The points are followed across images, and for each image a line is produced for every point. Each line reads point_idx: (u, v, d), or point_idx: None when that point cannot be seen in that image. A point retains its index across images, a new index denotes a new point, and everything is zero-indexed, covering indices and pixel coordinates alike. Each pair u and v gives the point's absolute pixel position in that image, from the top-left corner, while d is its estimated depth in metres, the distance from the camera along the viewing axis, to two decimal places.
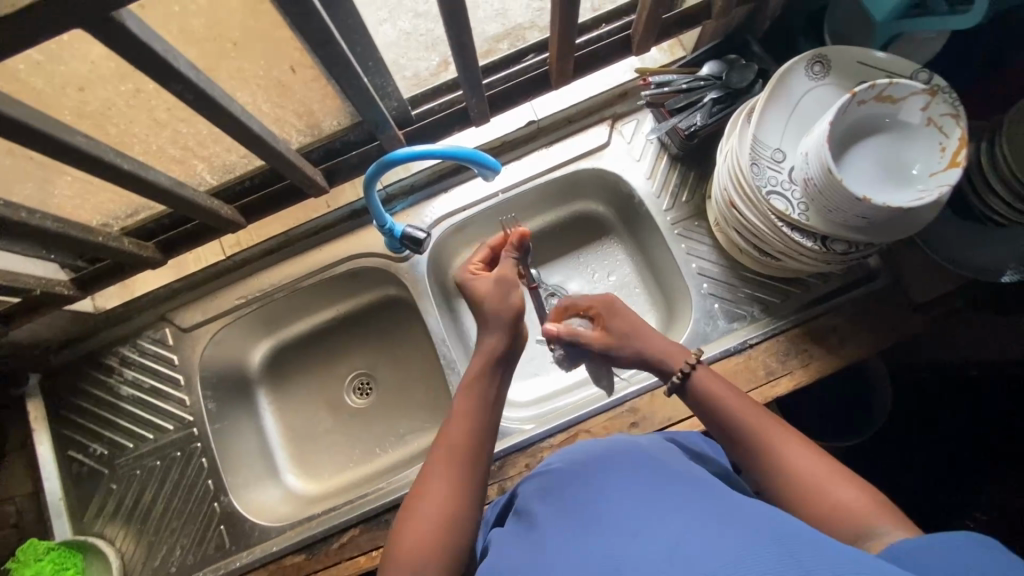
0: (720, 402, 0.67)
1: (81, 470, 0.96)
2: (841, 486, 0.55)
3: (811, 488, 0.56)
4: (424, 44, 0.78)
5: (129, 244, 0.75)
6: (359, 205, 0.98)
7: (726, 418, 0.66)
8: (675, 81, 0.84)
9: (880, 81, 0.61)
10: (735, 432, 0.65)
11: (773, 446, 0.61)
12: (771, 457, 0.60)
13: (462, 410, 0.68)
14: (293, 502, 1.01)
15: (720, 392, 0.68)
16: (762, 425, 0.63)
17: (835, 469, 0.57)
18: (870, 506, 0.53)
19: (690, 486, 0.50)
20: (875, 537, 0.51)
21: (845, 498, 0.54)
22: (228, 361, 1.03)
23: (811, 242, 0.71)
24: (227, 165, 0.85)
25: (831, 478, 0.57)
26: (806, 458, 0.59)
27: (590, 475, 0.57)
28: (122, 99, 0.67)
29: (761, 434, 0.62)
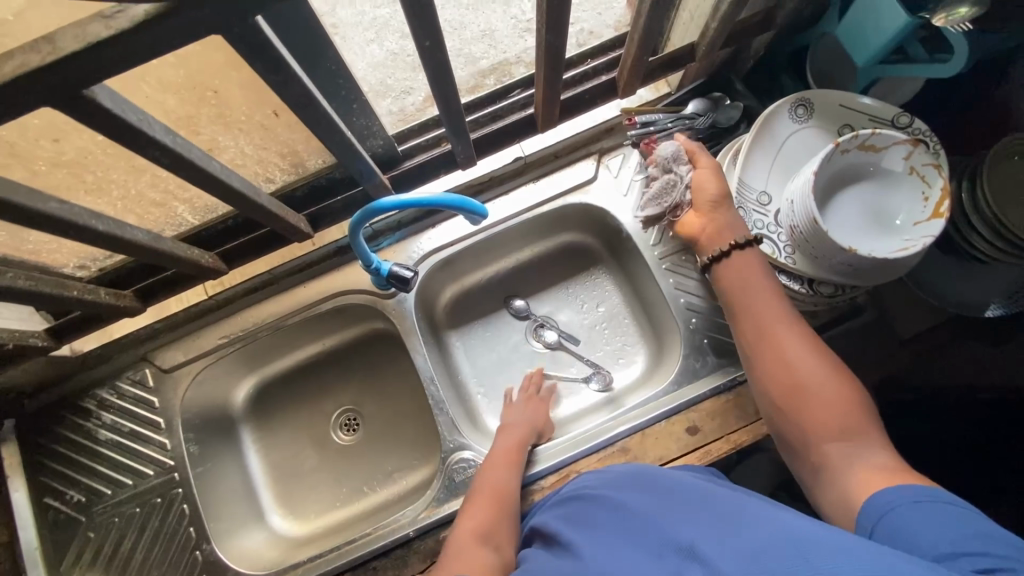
0: (739, 281, 0.67)
1: (58, 518, 0.93)
2: (837, 388, 0.58)
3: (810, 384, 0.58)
4: (411, 65, 0.83)
5: (106, 294, 0.72)
6: (345, 242, 0.97)
7: (745, 289, 0.67)
8: (660, 121, 0.85)
9: (862, 131, 0.62)
10: (754, 312, 0.65)
11: (787, 337, 0.62)
12: (781, 348, 0.62)
13: (512, 459, 0.85)
14: (278, 545, 0.99)
15: (749, 265, 0.68)
16: (772, 309, 0.64)
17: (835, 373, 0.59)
18: (858, 414, 0.56)
19: (691, 515, 0.49)
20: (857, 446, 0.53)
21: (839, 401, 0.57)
22: (211, 400, 1.01)
23: (798, 285, 0.71)
24: (209, 205, 0.81)
25: (821, 373, 0.58)
26: (801, 348, 0.61)
27: (601, 515, 0.56)
28: (99, 149, 0.66)
29: (779, 323, 0.63)
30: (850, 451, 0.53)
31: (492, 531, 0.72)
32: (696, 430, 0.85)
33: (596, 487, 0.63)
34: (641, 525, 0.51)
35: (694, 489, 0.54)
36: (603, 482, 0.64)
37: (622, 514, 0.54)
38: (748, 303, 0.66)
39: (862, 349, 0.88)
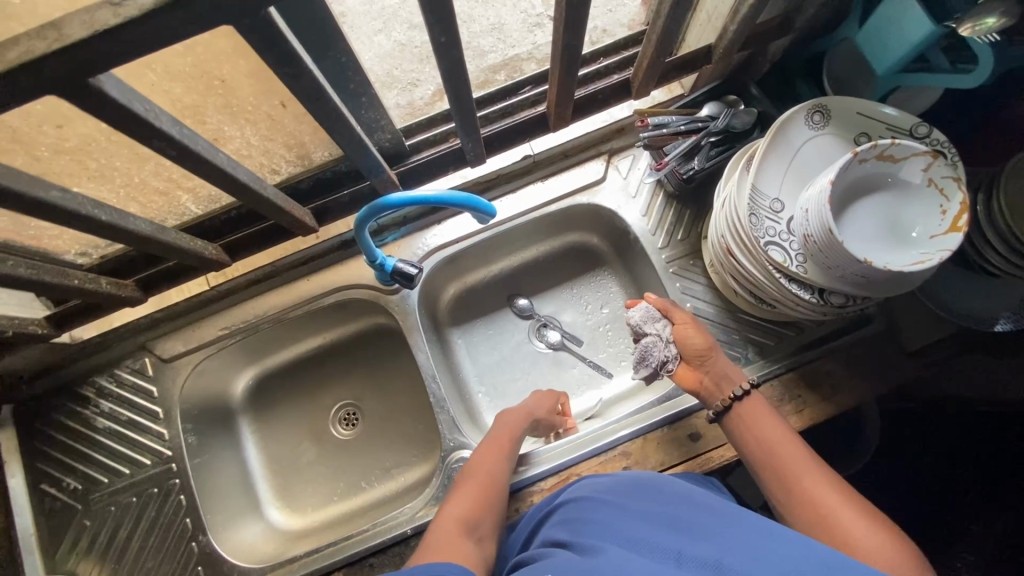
0: (760, 430, 0.68)
1: (54, 505, 0.92)
2: (877, 537, 0.54)
3: (845, 532, 0.56)
4: (417, 56, 0.89)
5: (107, 284, 0.71)
6: (349, 236, 0.96)
7: (763, 445, 0.67)
8: (673, 123, 0.82)
9: (881, 141, 0.60)
10: (776, 465, 0.64)
11: (809, 482, 0.61)
12: (807, 494, 0.60)
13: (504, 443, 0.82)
14: (274, 538, 0.99)
15: (762, 415, 0.70)
16: (798, 458, 0.63)
17: (872, 517, 0.56)
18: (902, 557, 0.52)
19: (696, 532, 0.49)
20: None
21: (877, 545, 0.53)
22: (210, 391, 1.00)
23: (808, 294, 0.70)
24: (212, 195, 0.79)
25: (858, 518, 0.56)
26: (834, 496, 0.59)
27: (602, 519, 0.55)
28: (103, 136, 0.65)
29: (799, 468, 0.62)
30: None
31: (475, 521, 0.70)
32: (698, 437, 0.85)
33: (589, 493, 0.63)
34: (653, 532, 0.50)
35: (698, 505, 0.55)
36: (597, 488, 0.64)
37: (629, 521, 0.53)
38: (768, 456, 0.66)
39: (869, 360, 0.87)
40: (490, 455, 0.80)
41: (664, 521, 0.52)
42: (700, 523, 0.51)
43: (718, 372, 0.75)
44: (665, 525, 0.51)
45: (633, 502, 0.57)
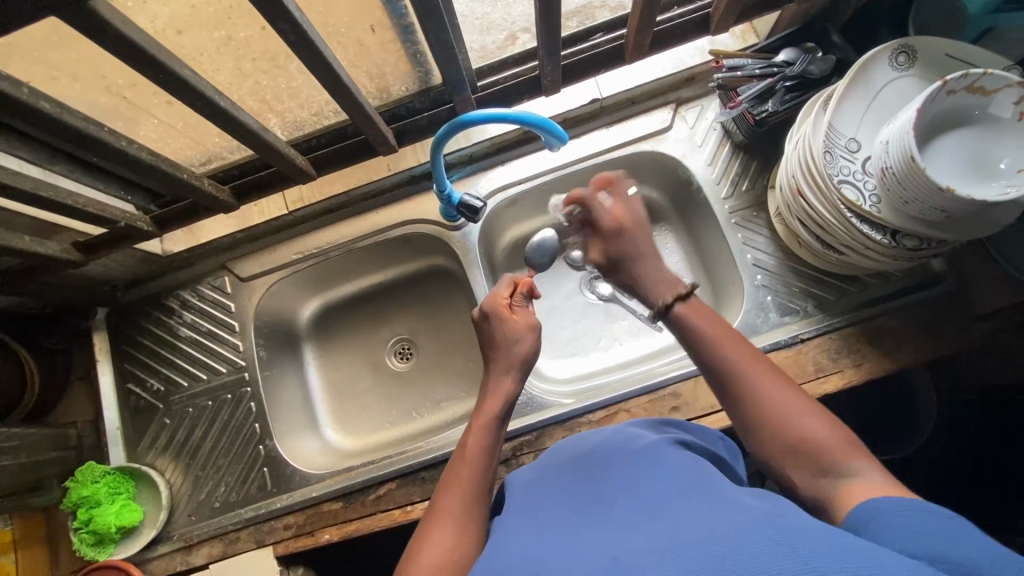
0: (698, 329, 0.63)
1: (139, 403, 1.01)
2: (825, 433, 0.53)
3: (791, 426, 0.54)
4: (479, 27, 0.80)
5: (209, 185, 0.78)
6: (418, 171, 1.00)
7: (706, 345, 0.61)
8: (748, 66, 0.83)
9: (973, 70, 0.59)
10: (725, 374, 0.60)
11: (755, 377, 0.58)
12: (752, 395, 0.57)
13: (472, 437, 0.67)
14: (330, 454, 1.05)
15: (705, 316, 0.64)
16: (744, 359, 0.59)
17: (815, 406, 0.55)
18: (842, 441, 0.52)
19: (690, 482, 0.50)
20: (843, 471, 0.50)
21: (821, 435, 0.53)
22: (280, 313, 1.07)
23: (880, 235, 0.69)
24: (297, 122, 0.88)
25: (806, 414, 0.54)
26: (780, 394, 0.56)
27: (588, 485, 0.55)
28: (213, 47, 0.70)
29: (744, 364, 0.59)
30: (837, 482, 0.50)
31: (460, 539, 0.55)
32: None
33: (577, 460, 0.62)
34: (630, 500, 0.49)
35: (685, 470, 0.52)
36: (582, 458, 0.62)
37: (605, 493, 0.52)
38: (710, 361, 0.61)
39: (936, 319, 0.84)
40: (473, 455, 0.65)
41: (645, 484, 0.51)
42: (681, 489, 0.48)
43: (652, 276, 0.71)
44: (641, 491, 0.50)
45: (615, 467, 0.56)
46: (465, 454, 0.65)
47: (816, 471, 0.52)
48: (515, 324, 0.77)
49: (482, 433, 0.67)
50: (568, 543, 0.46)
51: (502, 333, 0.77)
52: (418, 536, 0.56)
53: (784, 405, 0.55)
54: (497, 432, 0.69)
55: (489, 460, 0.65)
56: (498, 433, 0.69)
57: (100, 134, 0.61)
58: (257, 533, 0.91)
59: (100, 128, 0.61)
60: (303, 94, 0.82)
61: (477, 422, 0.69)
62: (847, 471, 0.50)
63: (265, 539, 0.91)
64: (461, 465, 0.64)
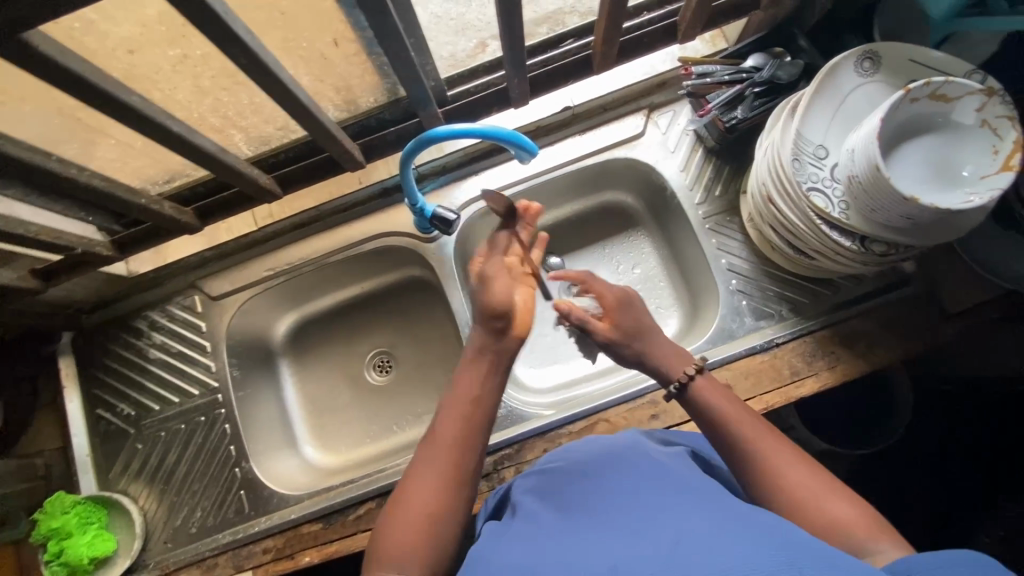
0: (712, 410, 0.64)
1: (109, 429, 0.99)
2: (850, 513, 0.52)
3: (813, 509, 0.53)
4: (455, 28, 0.77)
5: (170, 208, 0.76)
6: (391, 183, 0.98)
7: (721, 427, 0.62)
8: (717, 72, 0.83)
9: (935, 78, 0.59)
10: (742, 444, 0.60)
11: (773, 461, 0.58)
12: (772, 472, 0.57)
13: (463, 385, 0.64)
14: (310, 473, 1.03)
15: (713, 395, 0.66)
16: (755, 436, 0.60)
17: (831, 484, 0.55)
18: (868, 522, 0.51)
19: (689, 494, 0.49)
20: (870, 554, 0.49)
21: (844, 518, 0.52)
22: (254, 331, 1.05)
23: (850, 241, 0.70)
24: (263, 136, 0.86)
25: (824, 491, 0.54)
26: (800, 471, 0.56)
27: (589, 491, 0.54)
28: (169, 65, 0.68)
29: (762, 446, 0.59)
30: (860, 567, 0.49)
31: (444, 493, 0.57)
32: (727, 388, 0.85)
33: (572, 470, 0.61)
34: (632, 506, 0.49)
35: (688, 484, 0.52)
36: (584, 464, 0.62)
37: (606, 501, 0.52)
38: (725, 440, 0.61)
39: (907, 319, 0.85)
40: (454, 419, 0.61)
41: (647, 493, 0.50)
42: (684, 499, 0.48)
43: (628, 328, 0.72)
44: (643, 499, 0.49)
45: (612, 477, 0.55)
46: (447, 411, 0.62)
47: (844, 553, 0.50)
48: (491, 281, 0.70)
49: (470, 385, 0.64)
50: (563, 551, 0.45)
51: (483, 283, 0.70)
52: (394, 499, 0.58)
53: (804, 487, 0.55)
54: (480, 385, 0.64)
55: (469, 423, 0.61)
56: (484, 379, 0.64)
57: (48, 164, 0.59)
58: (235, 558, 0.90)
59: (46, 156, 0.58)
60: (267, 109, 0.80)
61: (463, 382, 0.64)
62: (871, 553, 0.49)
63: (243, 564, 0.89)
64: (439, 426, 0.61)
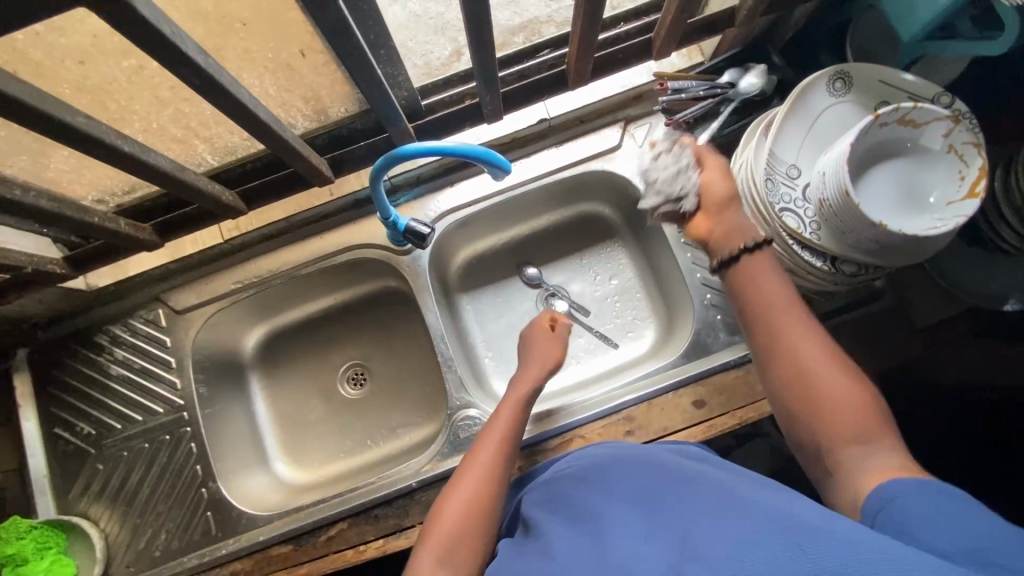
0: (752, 284, 0.62)
1: (67, 449, 0.95)
2: (855, 392, 0.55)
3: (825, 391, 0.55)
4: (434, 28, 0.77)
5: (125, 226, 0.73)
6: (363, 194, 0.96)
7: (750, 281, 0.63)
8: (693, 88, 0.82)
9: (903, 104, 0.60)
10: (765, 309, 0.61)
11: (795, 341, 0.58)
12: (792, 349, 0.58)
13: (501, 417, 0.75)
14: (282, 490, 1.01)
15: (758, 278, 0.63)
16: (786, 304, 0.60)
17: (842, 364, 0.57)
18: (870, 415, 0.53)
19: (691, 485, 0.50)
20: (871, 448, 0.52)
21: (848, 400, 0.54)
22: (222, 345, 1.02)
23: (821, 262, 0.70)
24: (228, 146, 0.82)
25: (836, 370, 0.56)
26: (818, 347, 0.57)
27: (587, 497, 0.54)
28: (124, 76, 0.65)
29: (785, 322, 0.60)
30: (859, 462, 0.51)
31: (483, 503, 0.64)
32: (701, 403, 0.86)
33: (580, 471, 0.62)
34: (637, 510, 0.48)
35: (689, 477, 0.52)
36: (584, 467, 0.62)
37: (608, 503, 0.51)
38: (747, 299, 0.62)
39: (877, 334, 0.87)
40: (489, 450, 0.70)
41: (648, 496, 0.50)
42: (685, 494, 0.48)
43: (730, 225, 0.67)
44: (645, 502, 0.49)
45: (617, 476, 0.56)
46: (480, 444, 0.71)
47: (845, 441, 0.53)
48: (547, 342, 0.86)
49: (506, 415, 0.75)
50: (579, 561, 0.45)
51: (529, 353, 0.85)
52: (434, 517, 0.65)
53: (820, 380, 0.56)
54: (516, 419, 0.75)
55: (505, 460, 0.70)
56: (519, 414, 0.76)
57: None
58: None
59: None
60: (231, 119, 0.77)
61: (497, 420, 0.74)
62: (871, 447, 0.52)
63: None
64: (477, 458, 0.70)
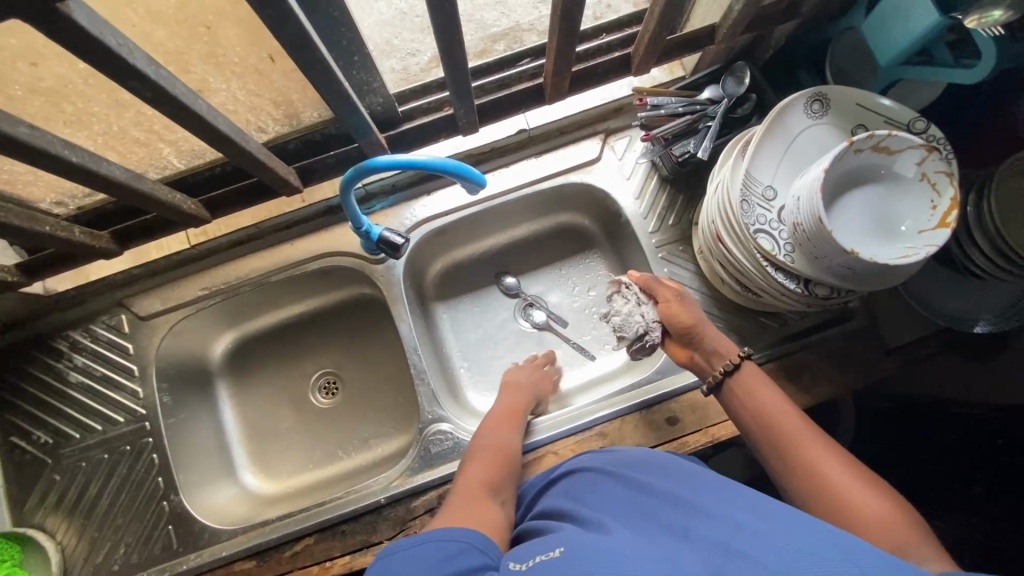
0: (757, 401, 0.71)
1: (23, 458, 0.91)
2: (883, 505, 0.57)
3: (849, 501, 0.58)
4: (419, 26, 0.79)
5: (81, 233, 0.70)
6: (337, 201, 0.94)
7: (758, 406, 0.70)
8: (670, 104, 0.81)
9: (878, 131, 0.60)
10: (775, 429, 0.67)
11: (810, 457, 0.63)
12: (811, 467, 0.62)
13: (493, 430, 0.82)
14: (248, 500, 0.98)
15: (761, 393, 0.71)
16: (796, 427, 0.66)
17: (866, 481, 0.59)
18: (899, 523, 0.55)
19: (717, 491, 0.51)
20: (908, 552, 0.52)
21: (874, 511, 0.56)
22: (188, 352, 0.99)
23: (795, 285, 0.70)
24: (195, 150, 0.78)
25: (859, 483, 0.59)
26: (836, 465, 0.61)
27: (605, 501, 0.55)
28: (80, 78, 0.62)
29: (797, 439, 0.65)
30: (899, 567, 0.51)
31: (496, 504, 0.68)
32: (674, 421, 0.85)
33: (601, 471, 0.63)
34: (660, 514, 0.50)
35: (704, 480, 0.54)
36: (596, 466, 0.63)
37: (633, 507, 0.52)
38: (759, 423, 0.69)
39: (850, 354, 0.87)
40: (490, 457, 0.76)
41: (668, 497, 0.51)
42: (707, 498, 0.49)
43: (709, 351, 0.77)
44: (667, 507, 0.50)
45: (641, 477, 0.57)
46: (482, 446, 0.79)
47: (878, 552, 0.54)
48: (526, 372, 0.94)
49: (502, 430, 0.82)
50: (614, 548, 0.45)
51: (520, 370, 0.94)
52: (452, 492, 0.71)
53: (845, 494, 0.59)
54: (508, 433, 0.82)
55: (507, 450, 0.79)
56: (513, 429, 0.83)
57: None
58: None
59: None
60: None
61: (496, 419, 0.84)
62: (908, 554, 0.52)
63: None
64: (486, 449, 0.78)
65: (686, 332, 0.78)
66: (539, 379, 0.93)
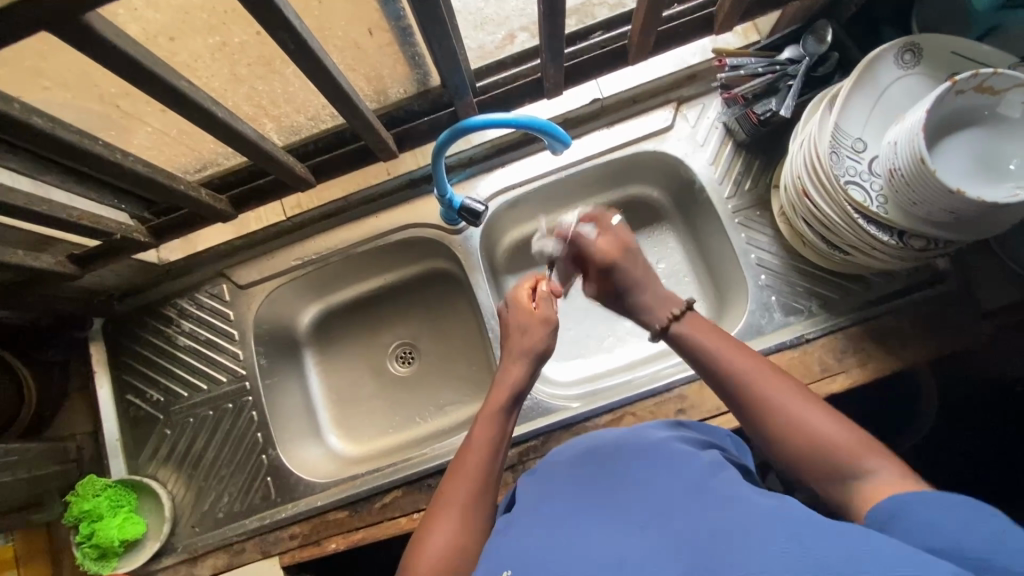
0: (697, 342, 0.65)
1: (138, 414, 1.00)
2: (836, 428, 0.53)
3: (803, 427, 0.54)
4: (474, 23, 0.78)
5: (205, 196, 0.79)
6: (418, 174, 0.99)
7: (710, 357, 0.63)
8: (750, 64, 0.82)
9: (982, 70, 0.59)
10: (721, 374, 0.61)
11: (765, 390, 0.58)
12: (763, 405, 0.57)
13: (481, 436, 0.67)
14: (334, 461, 1.04)
15: (707, 335, 0.65)
16: (743, 363, 0.61)
17: (817, 406, 0.55)
18: (858, 440, 0.51)
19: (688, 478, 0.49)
20: (862, 473, 0.49)
21: (834, 436, 0.52)
22: (280, 320, 1.06)
23: (887, 236, 0.69)
24: (294, 126, 0.86)
25: (811, 411, 0.55)
26: (783, 393, 0.57)
27: (577, 488, 0.55)
28: (208, 53, 0.67)
29: (747, 372, 0.59)
30: (858, 486, 0.49)
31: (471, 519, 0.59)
32: None
33: (582, 459, 0.61)
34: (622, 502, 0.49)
35: (682, 467, 0.51)
36: (573, 461, 0.61)
37: (594, 504, 0.50)
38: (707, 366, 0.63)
39: (942, 317, 0.84)
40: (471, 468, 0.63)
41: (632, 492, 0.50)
42: (672, 492, 0.47)
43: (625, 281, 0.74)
44: (629, 502, 0.49)
45: (620, 464, 0.56)
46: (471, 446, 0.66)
47: (828, 475, 0.51)
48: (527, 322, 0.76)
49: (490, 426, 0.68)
50: (569, 547, 0.45)
51: (517, 326, 0.77)
52: (440, 491, 0.63)
53: (798, 418, 0.54)
54: (503, 424, 0.69)
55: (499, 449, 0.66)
56: (506, 423, 0.69)
57: (96, 149, 0.61)
58: (263, 543, 0.91)
59: (94, 141, 0.61)
60: (300, 98, 0.80)
61: (488, 413, 0.69)
62: (866, 471, 0.49)
63: (270, 549, 0.90)
64: (466, 456, 0.65)
65: (613, 285, 0.75)
66: (534, 338, 0.75)
